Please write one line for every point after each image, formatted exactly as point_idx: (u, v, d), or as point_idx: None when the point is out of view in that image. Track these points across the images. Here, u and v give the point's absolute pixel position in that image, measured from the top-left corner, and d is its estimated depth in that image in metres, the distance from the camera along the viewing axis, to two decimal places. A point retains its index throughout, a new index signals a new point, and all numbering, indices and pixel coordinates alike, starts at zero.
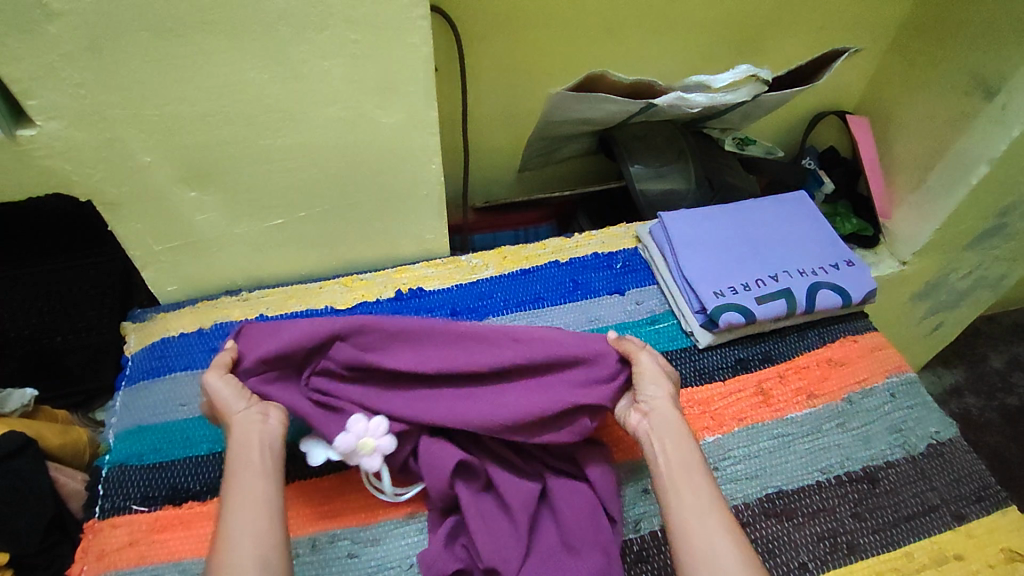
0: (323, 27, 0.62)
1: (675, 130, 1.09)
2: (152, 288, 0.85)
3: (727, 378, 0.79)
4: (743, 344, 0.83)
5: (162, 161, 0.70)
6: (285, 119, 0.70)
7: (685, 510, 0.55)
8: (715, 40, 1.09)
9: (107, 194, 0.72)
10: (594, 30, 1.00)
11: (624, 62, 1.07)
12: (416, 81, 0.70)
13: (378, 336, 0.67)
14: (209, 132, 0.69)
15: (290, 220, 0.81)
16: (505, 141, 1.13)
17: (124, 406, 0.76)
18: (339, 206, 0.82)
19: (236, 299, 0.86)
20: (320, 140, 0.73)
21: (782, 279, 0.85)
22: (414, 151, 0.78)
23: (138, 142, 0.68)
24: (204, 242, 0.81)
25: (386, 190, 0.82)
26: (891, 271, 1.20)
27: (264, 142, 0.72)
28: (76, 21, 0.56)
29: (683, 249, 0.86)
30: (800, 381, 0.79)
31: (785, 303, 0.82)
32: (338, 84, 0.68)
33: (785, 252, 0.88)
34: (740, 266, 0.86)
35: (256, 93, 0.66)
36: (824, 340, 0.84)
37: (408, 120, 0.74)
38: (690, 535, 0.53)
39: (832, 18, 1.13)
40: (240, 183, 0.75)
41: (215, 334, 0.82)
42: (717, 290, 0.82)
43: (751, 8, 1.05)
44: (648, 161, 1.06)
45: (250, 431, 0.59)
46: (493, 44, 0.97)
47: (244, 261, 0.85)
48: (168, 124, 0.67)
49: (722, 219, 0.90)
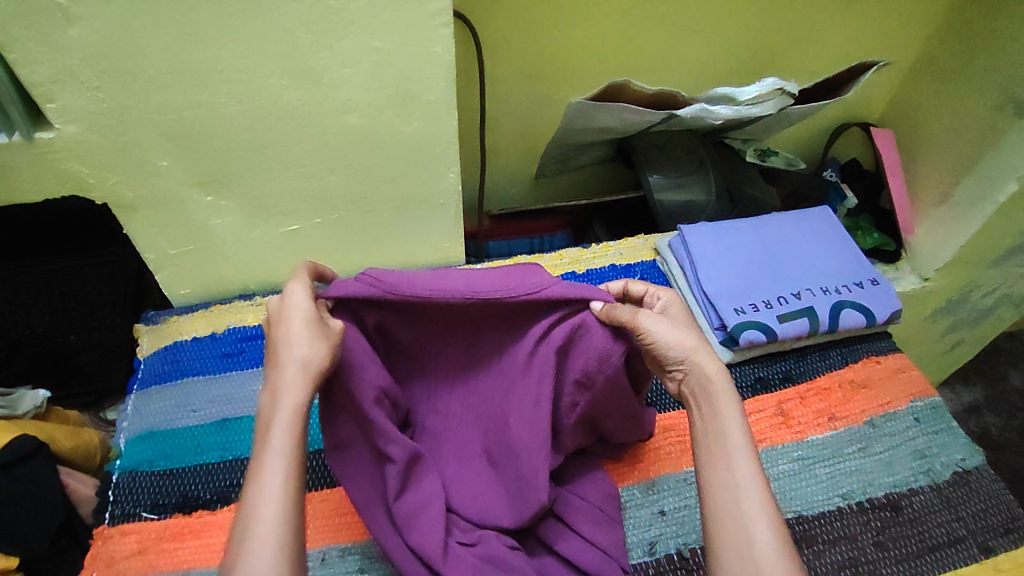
0: (344, 34, 0.61)
1: (695, 139, 1.08)
2: (165, 291, 0.85)
3: (746, 398, 0.77)
4: (763, 362, 0.81)
5: (178, 165, 0.70)
6: (304, 126, 0.69)
7: (723, 485, 0.52)
8: (739, 49, 1.07)
9: (123, 197, 0.71)
10: (617, 35, 0.98)
11: (645, 70, 1.05)
12: (438, 90, 0.69)
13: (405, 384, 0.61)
14: (228, 137, 0.68)
15: (305, 225, 0.80)
16: (522, 147, 1.12)
17: (136, 410, 0.76)
18: (356, 213, 0.81)
19: (250, 304, 0.86)
20: (339, 146, 0.72)
21: (805, 296, 0.82)
22: (433, 159, 0.76)
23: (156, 146, 0.67)
24: (220, 247, 0.80)
25: (402, 200, 0.81)
26: (912, 288, 1.19)
27: (282, 148, 0.71)
28: (95, 24, 0.56)
29: (703, 264, 0.84)
30: (821, 403, 0.78)
31: (808, 322, 0.80)
32: (357, 91, 0.67)
33: (809, 268, 0.85)
34: (763, 282, 0.84)
35: (275, 99, 0.66)
36: (847, 361, 0.82)
37: (428, 128, 0.72)
38: (726, 518, 0.50)
39: (859, 31, 1.11)
40: (256, 188, 0.74)
41: (227, 339, 0.82)
42: (737, 307, 0.80)
43: (776, 17, 1.03)
44: (667, 171, 1.05)
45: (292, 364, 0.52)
46: (512, 51, 0.96)
47: (260, 266, 0.84)
48: (186, 128, 0.66)
49: (744, 234, 0.88)
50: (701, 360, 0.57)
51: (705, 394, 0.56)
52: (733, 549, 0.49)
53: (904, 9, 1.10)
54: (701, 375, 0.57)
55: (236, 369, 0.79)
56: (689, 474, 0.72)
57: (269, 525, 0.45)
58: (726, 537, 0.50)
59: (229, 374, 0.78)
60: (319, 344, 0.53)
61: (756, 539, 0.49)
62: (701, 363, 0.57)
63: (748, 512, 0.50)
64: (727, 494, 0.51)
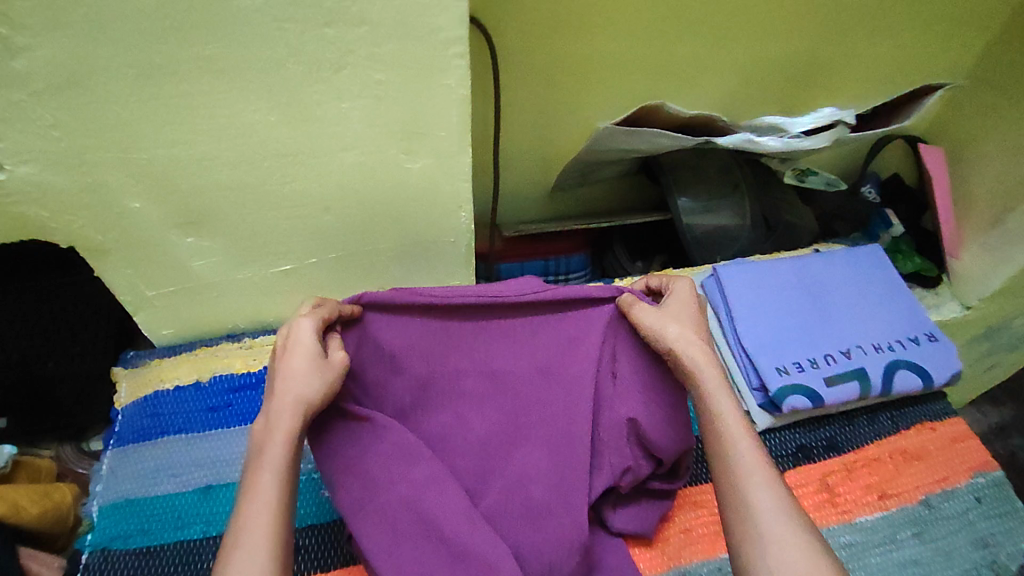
0: (340, 65, 0.52)
1: (728, 158, 0.98)
2: (145, 331, 0.76)
3: (787, 470, 0.70)
4: (804, 427, 0.74)
5: (153, 207, 0.61)
6: (296, 165, 0.60)
7: (730, 470, 0.52)
8: (780, 57, 0.97)
9: (91, 240, 0.62)
10: (646, 43, 0.88)
11: (678, 81, 0.95)
12: (450, 125, 0.59)
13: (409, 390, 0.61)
14: (208, 177, 0.59)
15: (299, 265, 0.72)
16: (538, 162, 1.02)
17: (112, 473, 0.68)
18: (355, 253, 0.72)
19: (238, 346, 0.78)
20: (336, 185, 0.63)
21: (856, 355, 0.74)
22: (443, 198, 0.67)
23: (126, 187, 0.58)
24: (203, 288, 0.72)
25: (407, 239, 0.72)
26: (953, 316, 1.09)
27: (271, 188, 0.62)
28: (45, 56, 0.47)
29: (742, 313, 0.76)
30: (869, 477, 0.70)
31: (858, 387, 0.72)
32: (358, 127, 0.58)
33: (861, 320, 0.77)
34: (809, 336, 0.75)
35: (262, 137, 0.56)
36: (898, 427, 0.74)
37: (438, 166, 0.63)
38: (737, 504, 0.50)
39: (911, 38, 1.01)
40: (242, 229, 0.65)
41: (213, 390, 0.74)
42: (780, 366, 0.72)
43: (821, 23, 0.94)
44: (698, 194, 0.96)
45: (290, 382, 0.52)
46: (532, 60, 0.86)
47: (249, 306, 0.76)
48: (160, 168, 0.57)
49: (788, 277, 0.79)
50: (687, 347, 0.57)
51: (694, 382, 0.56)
52: (747, 537, 0.49)
53: (961, 14, 1.00)
54: (691, 362, 0.57)
55: (222, 426, 0.71)
56: (722, 563, 0.65)
57: (258, 532, 0.45)
58: (739, 522, 0.49)
59: (214, 432, 0.71)
60: (318, 372, 0.53)
61: (756, 500, 0.50)
62: (689, 356, 0.57)
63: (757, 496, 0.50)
64: (724, 469, 0.52)
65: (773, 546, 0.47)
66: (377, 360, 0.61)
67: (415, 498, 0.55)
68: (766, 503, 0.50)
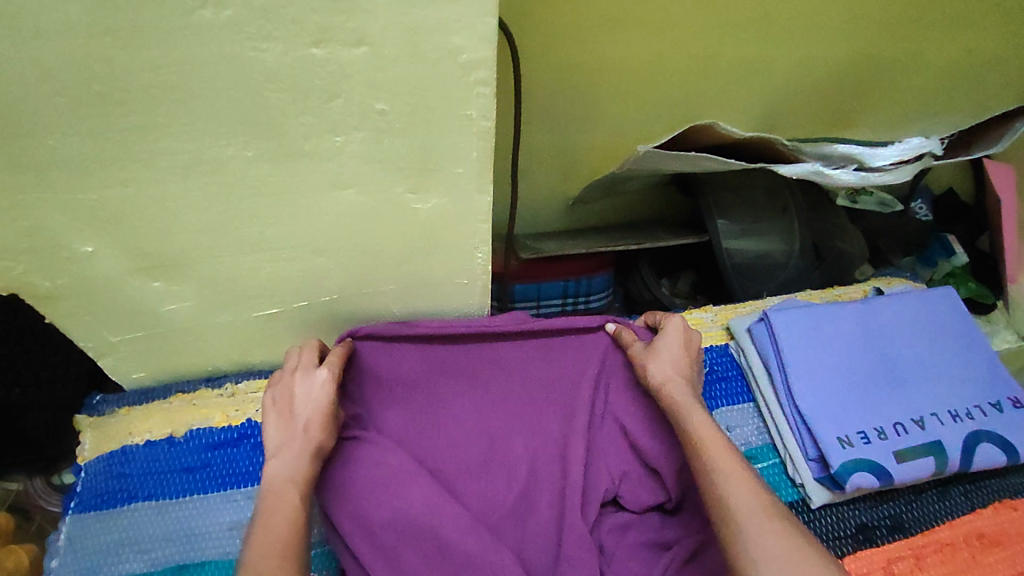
0: (334, 93, 0.42)
1: (777, 178, 0.87)
2: (113, 375, 0.66)
3: (848, 556, 0.60)
4: (865, 503, 0.64)
5: (109, 252, 0.51)
6: (279, 206, 0.50)
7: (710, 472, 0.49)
8: (836, 63, 0.86)
9: (37, 287, 0.52)
10: (685, 47, 0.78)
11: (721, 89, 0.84)
12: (468, 161, 0.49)
13: (404, 418, 0.61)
14: (172, 219, 0.49)
15: (287, 309, 0.61)
16: (562, 178, 0.91)
17: (70, 544, 0.59)
18: (352, 296, 0.62)
19: (220, 394, 0.68)
20: (328, 226, 0.53)
21: (929, 423, 0.64)
22: (457, 240, 0.57)
23: (73, 230, 0.48)
24: (177, 333, 0.62)
25: (414, 281, 0.61)
26: (1005, 346, 0.97)
27: (250, 231, 0.52)
28: None
29: (799, 370, 0.66)
30: (942, 566, 0.60)
31: (933, 462, 0.62)
32: (355, 163, 0.48)
33: (933, 380, 0.67)
34: (874, 398, 0.65)
35: (238, 176, 0.46)
36: (972, 505, 0.65)
37: (451, 206, 0.53)
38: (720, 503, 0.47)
39: (981, 42, 0.90)
40: (218, 274, 0.55)
41: (189, 447, 0.65)
42: (843, 435, 0.62)
43: (881, 25, 0.83)
44: (741, 217, 0.85)
45: (297, 396, 0.53)
46: (558, 64, 0.75)
47: (232, 351, 0.67)
48: (113, 211, 0.47)
49: (850, 326, 0.69)
50: (656, 371, 0.59)
51: (672, 406, 0.55)
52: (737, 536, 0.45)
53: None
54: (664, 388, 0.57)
55: (199, 492, 0.62)
56: None
57: (270, 527, 0.44)
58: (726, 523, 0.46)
59: (188, 498, 0.62)
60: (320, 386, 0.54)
61: (731, 501, 0.46)
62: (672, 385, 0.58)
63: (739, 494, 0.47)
64: (704, 472, 0.49)
65: (755, 542, 0.43)
66: (375, 390, 0.61)
67: (405, 508, 0.53)
68: (748, 500, 0.46)
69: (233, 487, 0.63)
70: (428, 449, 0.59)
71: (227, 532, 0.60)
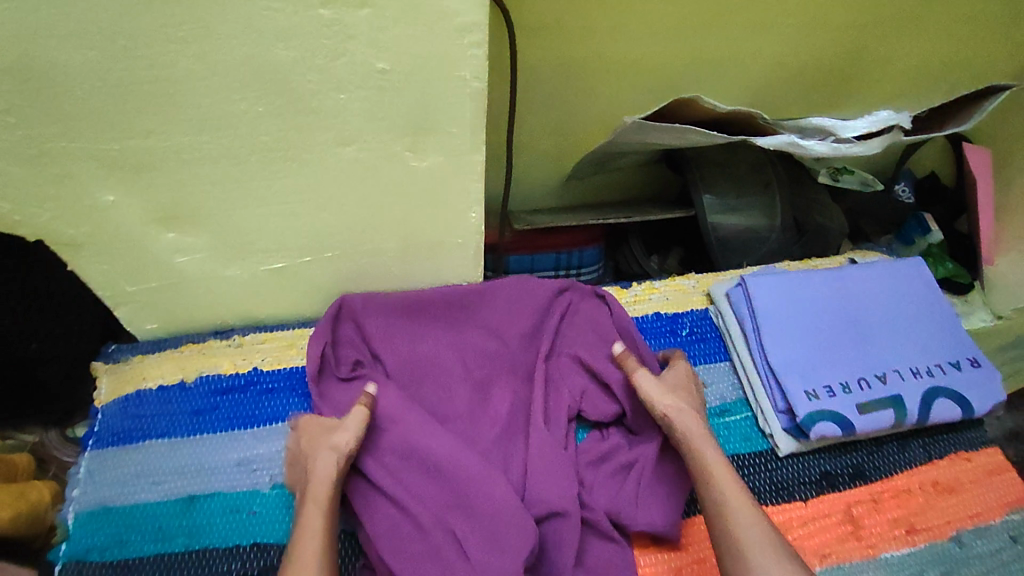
0: (339, 52, 0.47)
1: (760, 155, 0.91)
2: (127, 325, 0.71)
3: (810, 498, 0.64)
4: (829, 453, 0.68)
5: (128, 201, 0.55)
6: (287, 160, 0.54)
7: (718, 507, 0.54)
8: (819, 45, 0.90)
9: (61, 234, 0.57)
10: (673, 27, 0.82)
11: (709, 69, 0.88)
12: (463, 121, 0.54)
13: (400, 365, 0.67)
14: (187, 170, 0.53)
15: (292, 264, 0.66)
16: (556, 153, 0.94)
17: (90, 477, 0.64)
18: (353, 252, 0.66)
19: (227, 345, 0.72)
20: (332, 181, 0.57)
21: (890, 379, 0.68)
22: (451, 199, 0.61)
23: (97, 178, 0.52)
24: (190, 285, 0.66)
25: (411, 239, 0.65)
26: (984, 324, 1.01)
27: (260, 184, 0.56)
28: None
29: (771, 330, 0.70)
30: (897, 509, 0.65)
31: (893, 414, 0.66)
32: (358, 121, 0.52)
33: (897, 341, 0.72)
34: (841, 356, 0.70)
35: (250, 130, 0.51)
36: (930, 457, 0.69)
37: (446, 164, 0.57)
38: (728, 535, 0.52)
39: (959, 28, 0.94)
40: (228, 225, 0.59)
41: (199, 392, 0.69)
42: (809, 389, 0.67)
43: (859, 11, 0.87)
44: (725, 191, 0.89)
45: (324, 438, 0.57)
46: (551, 40, 0.79)
47: (241, 305, 0.71)
48: (134, 160, 0.51)
49: (821, 290, 0.74)
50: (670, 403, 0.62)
51: (684, 438, 0.59)
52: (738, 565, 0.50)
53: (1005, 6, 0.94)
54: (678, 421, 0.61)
55: (208, 432, 0.67)
56: None
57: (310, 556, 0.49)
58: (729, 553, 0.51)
59: (198, 437, 0.66)
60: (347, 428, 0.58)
61: (738, 536, 0.51)
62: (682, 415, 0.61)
63: (746, 532, 0.52)
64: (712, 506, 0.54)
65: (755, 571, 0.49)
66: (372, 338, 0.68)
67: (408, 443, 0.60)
68: (753, 535, 0.51)
69: (240, 428, 0.67)
70: (424, 395, 0.65)
71: (234, 467, 0.64)
